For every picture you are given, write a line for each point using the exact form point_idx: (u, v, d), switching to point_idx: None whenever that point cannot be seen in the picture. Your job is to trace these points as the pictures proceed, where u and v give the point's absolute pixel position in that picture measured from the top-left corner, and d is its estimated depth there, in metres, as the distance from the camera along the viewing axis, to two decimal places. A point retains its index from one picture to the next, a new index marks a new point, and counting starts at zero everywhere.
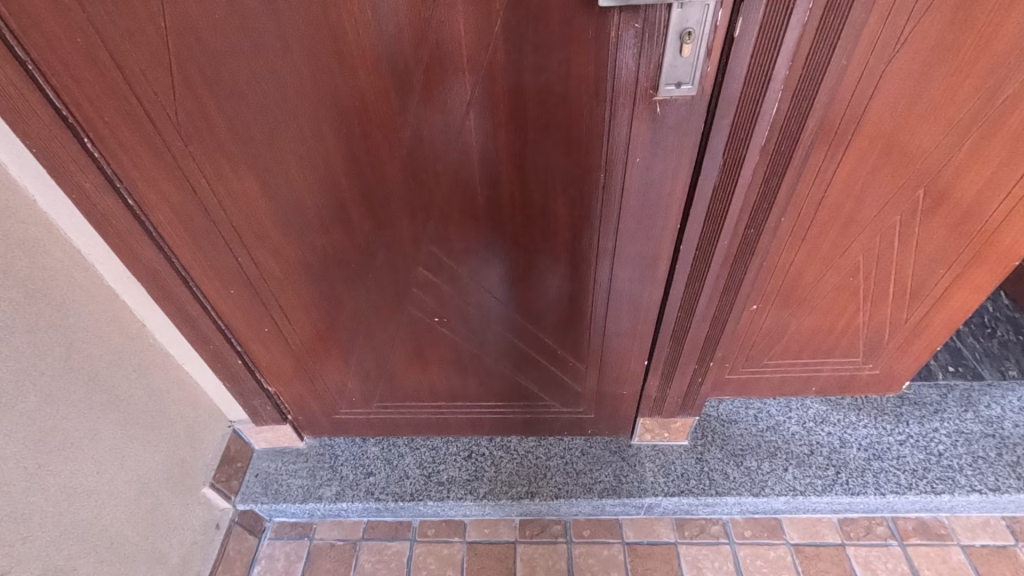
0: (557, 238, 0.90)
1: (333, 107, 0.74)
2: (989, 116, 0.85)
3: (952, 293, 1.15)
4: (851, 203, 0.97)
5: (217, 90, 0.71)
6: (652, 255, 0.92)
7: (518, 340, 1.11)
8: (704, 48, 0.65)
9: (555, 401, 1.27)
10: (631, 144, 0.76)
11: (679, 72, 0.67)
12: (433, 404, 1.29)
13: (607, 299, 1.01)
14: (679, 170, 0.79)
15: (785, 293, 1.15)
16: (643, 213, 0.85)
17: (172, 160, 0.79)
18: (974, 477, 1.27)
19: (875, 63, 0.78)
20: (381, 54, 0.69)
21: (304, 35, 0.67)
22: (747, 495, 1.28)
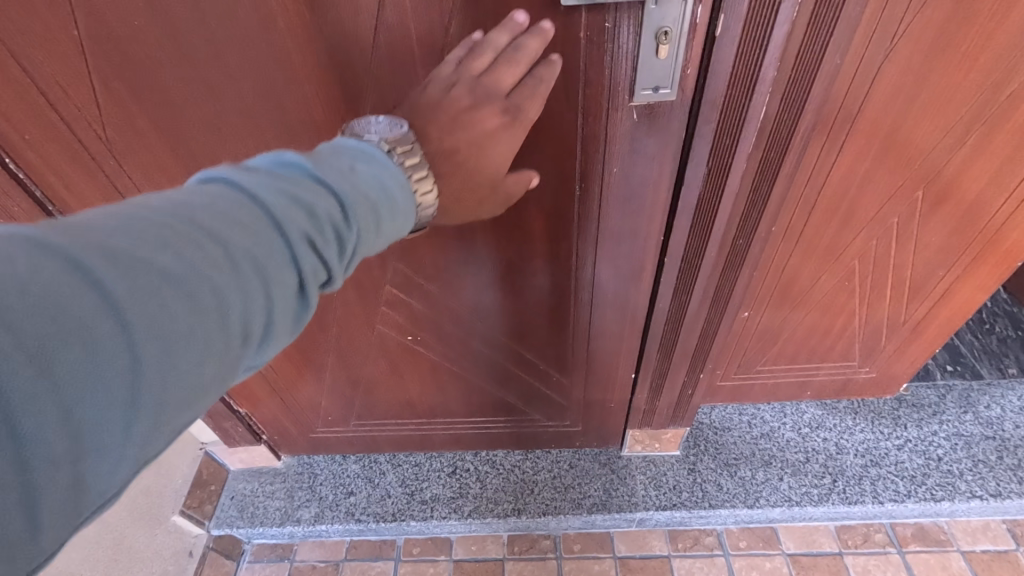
0: (534, 251, 0.84)
1: (278, 119, 0.67)
2: (995, 111, 0.79)
3: (952, 295, 1.10)
4: (845, 207, 0.92)
5: (147, 103, 0.65)
6: (636, 267, 0.86)
7: (499, 357, 1.06)
8: (683, 49, 0.59)
9: (540, 415, 1.21)
10: (608, 152, 0.70)
11: (657, 76, 0.61)
12: (413, 421, 1.24)
13: (590, 313, 0.95)
14: (660, 179, 0.73)
15: (777, 299, 1.09)
16: (624, 224, 0.79)
17: (107, 181, 0.71)
18: (974, 482, 1.24)
19: (870, 59, 0.72)
20: (328, 61, 0.62)
21: (240, 41, 0.60)
22: (742, 507, 1.24)
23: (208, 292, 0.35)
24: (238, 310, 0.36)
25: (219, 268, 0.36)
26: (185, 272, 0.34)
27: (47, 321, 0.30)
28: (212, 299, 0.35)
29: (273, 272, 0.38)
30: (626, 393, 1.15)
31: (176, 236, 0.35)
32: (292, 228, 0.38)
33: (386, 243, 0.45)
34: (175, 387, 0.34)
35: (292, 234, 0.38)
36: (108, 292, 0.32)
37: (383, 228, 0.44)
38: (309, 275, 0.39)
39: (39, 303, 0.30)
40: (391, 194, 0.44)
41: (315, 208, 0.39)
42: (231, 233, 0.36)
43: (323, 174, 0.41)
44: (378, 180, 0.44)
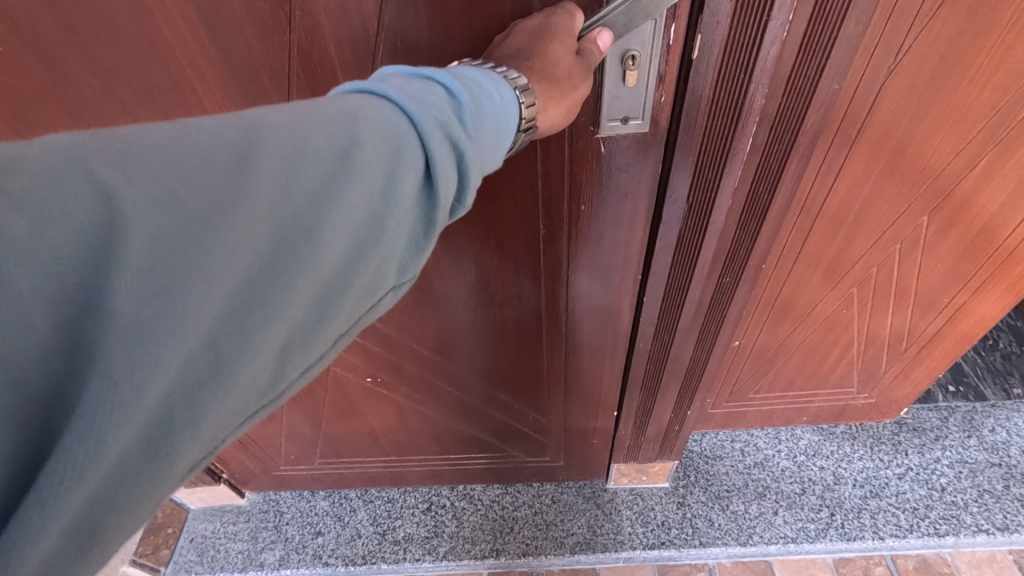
0: (498, 294, 0.77)
1: None
2: (1010, 129, 0.71)
3: (958, 320, 1.02)
4: (845, 232, 0.84)
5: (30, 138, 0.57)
6: (614, 306, 0.79)
7: (468, 397, 0.98)
8: (654, 75, 0.51)
9: (519, 452, 1.14)
10: (575, 188, 0.62)
11: (625, 106, 0.53)
12: (382, 458, 1.15)
13: (567, 355, 0.88)
14: (635, 218, 0.65)
15: (771, 325, 1.01)
16: (597, 263, 0.72)
17: None
18: (980, 515, 1.17)
19: (871, 78, 0.63)
20: (254, 92, 0.56)
21: (144, 73, 0.53)
22: (734, 545, 1.17)
23: (344, 184, 0.32)
24: (370, 190, 0.32)
25: (353, 153, 0.32)
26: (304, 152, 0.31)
27: (208, 200, 0.28)
28: (346, 183, 0.32)
29: (405, 159, 0.33)
30: (608, 429, 1.08)
31: (315, 122, 0.32)
32: (421, 112, 0.34)
33: (502, 150, 0.39)
34: (321, 281, 0.32)
35: (422, 118, 0.34)
36: (263, 174, 0.30)
37: (496, 119, 0.37)
38: (442, 166, 0.34)
39: (204, 180, 0.28)
40: (500, 93, 0.38)
41: (426, 93, 0.35)
42: (347, 114, 0.33)
43: (431, 71, 0.37)
44: (486, 79, 0.39)
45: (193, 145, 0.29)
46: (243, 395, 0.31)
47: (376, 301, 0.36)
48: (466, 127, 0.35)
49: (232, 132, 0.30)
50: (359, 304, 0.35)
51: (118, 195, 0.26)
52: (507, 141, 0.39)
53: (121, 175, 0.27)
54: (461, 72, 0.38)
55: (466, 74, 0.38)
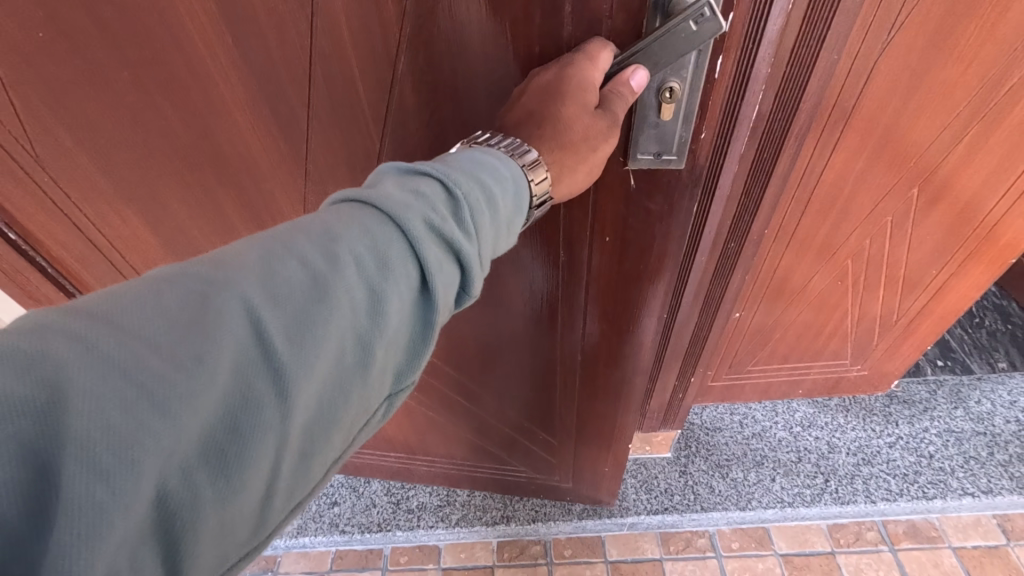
0: (509, 300, 0.79)
1: (210, 147, 0.67)
2: (995, 104, 0.76)
3: (945, 293, 1.08)
4: (843, 202, 0.88)
5: (71, 123, 0.62)
6: (636, 341, 0.81)
7: (480, 412, 1.06)
8: (689, 110, 0.52)
9: (524, 467, 1.19)
10: (596, 221, 0.65)
11: (659, 141, 0.55)
12: (395, 455, 1.25)
13: (580, 378, 0.92)
14: (664, 254, 0.67)
15: (768, 301, 1.07)
16: (615, 292, 0.74)
17: (43, 195, 0.69)
18: (966, 480, 1.24)
19: (867, 52, 0.68)
20: (269, 89, 0.62)
21: (167, 64, 0.58)
22: (733, 509, 1.23)
23: (333, 304, 0.33)
24: (361, 308, 0.34)
25: (343, 273, 0.34)
26: (295, 276, 0.33)
27: (181, 350, 0.28)
28: (335, 304, 0.33)
29: (397, 269, 0.35)
30: (621, 458, 1.09)
31: (302, 247, 0.34)
32: (409, 217, 0.36)
33: (520, 221, 0.45)
34: (315, 401, 0.33)
35: (411, 224, 0.36)
36: (247, 310, 0.31)
37: (491, 211, 0.40)
38: (434, 267, 0.36)
39: (184, 332, 0.29)
40: (505, 171, 0.42)
41: (423, 195, 0.37)
42: (338, 231, 0.35)
43: (424, 169, 0.40)
44: (488, 156, 0.44)
45: (167, 297, 0.30)
46: (224, 533, 0.31)
47: (373, 410, 0.38)
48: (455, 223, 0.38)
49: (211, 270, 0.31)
50: (354, 417, 0.36)
51: (74, 369, 0.26)
52: (503, 225, 0.41)
53: (83, 344, 0.26)
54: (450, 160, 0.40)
55: (456, 164, 0.40)
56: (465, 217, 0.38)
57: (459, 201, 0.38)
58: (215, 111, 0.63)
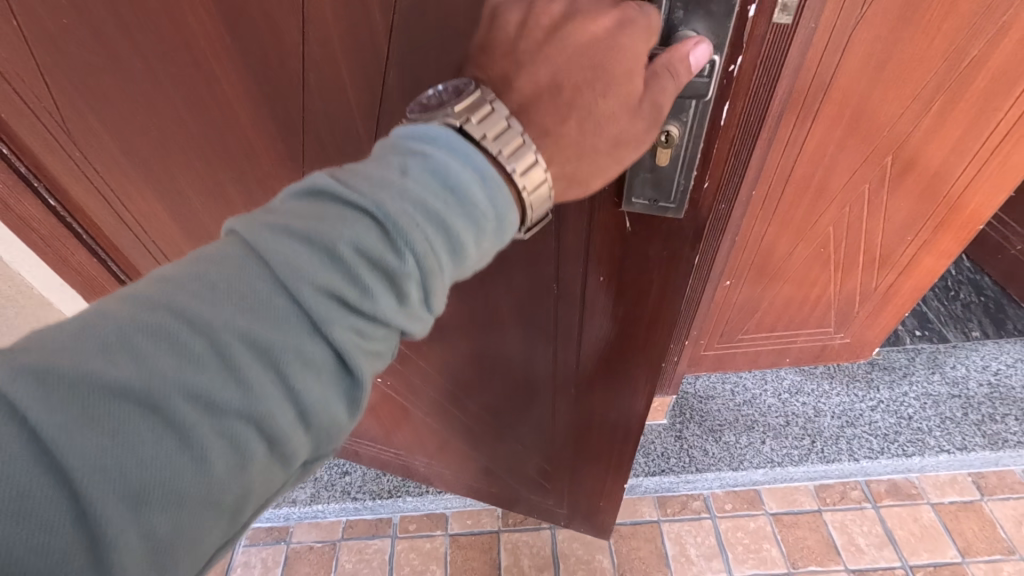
0: (504, 326, 0.75)
1: (218, 151, 0.65)
2: (956, 78, 0.83)
3: (918, 261, 1.15)
4: (821, 173, 0.96)
5: (96, 106, 0.63)
6: (633, 382, 0.77)
7: (471, 426, 1.03)
8: (690, 157, 0.46)
9: (523, 488, 1.18)
10: (590, 259, 0.60)
11: (659, 188, 0.49)
12: (392, 451, 1.25)
13: (573, 416, 0.89)
14: (664, 299, 0.63)
15: (752, 279, 1.16)
16: (610, 331, 0.69)
17: (78, 170, 0.72)
18: (942, 438, 1.32)
19: (842, 24, 0.76)
20: (270, 95, 0.56)
21: (173, 60, 0.55)
22: (727, 470, 1.30)
23: (191, 409, 0.29)
24: (237, 405, 0.30)
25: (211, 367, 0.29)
26: (146, 371, 0.28)
27: None
28: (199, 406, 0.29)
29: (294, 350, 0.31)
30: (614, 497, 1.06)
31: (166, 330, 0.29)
32: (309, 291, 0.31)
33: (494, 247, 0.38)
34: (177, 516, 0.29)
35: (309, 299, 0.31)
36: (73, 424, 0.26)
37: (440, 256, 0.34)
38: (345, 342, 0.32)
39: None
40: (476, 194, 0.35)
41: (339, 251, 0.32)
42: (217, 304, 0.30)
43: (359, 198, 0.33)
44: (460, 163, 0.35)
45: None
46: None
47: (281, 493, 0.35)
48: (379, 284, 0.33)
49: (55, 354, 0.27)
50: (251, 511, 0.33)
51: None
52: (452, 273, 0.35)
53: None
54: (389, 185, 0.33)
55: (397, 193, 0.33)
56: (388, 279, 0.33)
57: (385, 255, 0.33)
58: (219, 115, 0.60)
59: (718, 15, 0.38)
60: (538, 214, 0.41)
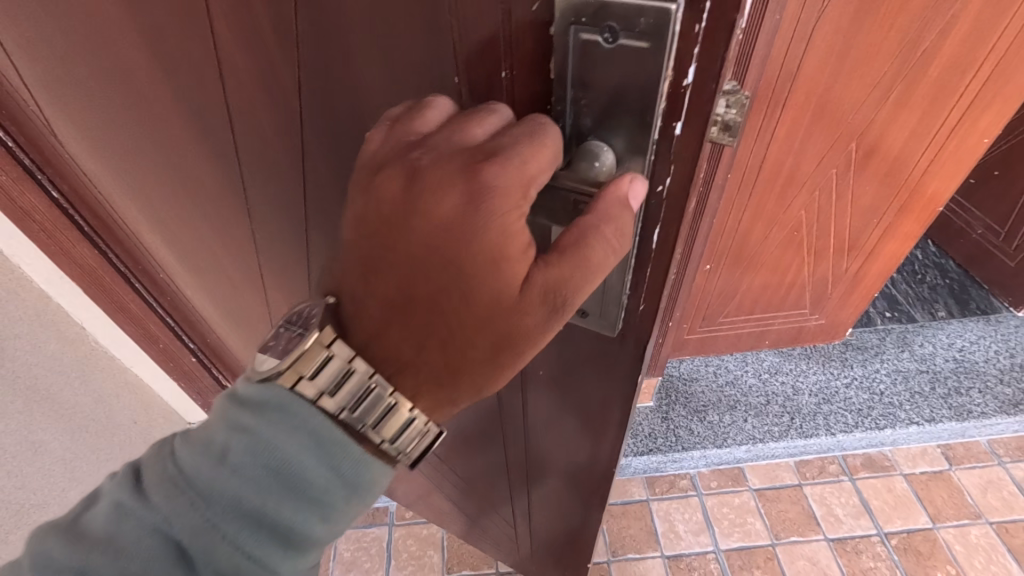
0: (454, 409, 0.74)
1: (185, 173, 0.63)
2: (911, 68, 0.90)
3: (884, 245, 1.23)
4: (791, 160, 1.02)
5: (76, 113, 0.62)
6: (584, 476, 0.75)
7: (437, 483, 1.01)
8: (619, 284, 0.43)
9: (488, 544, 1.17)
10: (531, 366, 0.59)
11: (592, 304, 0.46)
12: None
13: (528, 488, 0.87)
14: (605, 412, 0.61)
15: (730, 264, 1.22)
16: (553, 422, 0.68)
17: (74, 167, 0.72)
18: (911, 411, 1.40)
19: (806, 18, 0.81)
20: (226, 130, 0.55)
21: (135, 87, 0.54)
22: (711, 447, 1.36)
23: None
24: None
25: None
26: None
27: None
28: None
29: None
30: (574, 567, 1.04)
31: None
32: None
33: (328, 522, 0.41)
34: None
35: None
36: None
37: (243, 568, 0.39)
38: None
39: None
40: (296, 484, 0.40)
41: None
42: None
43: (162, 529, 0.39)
44: (272, 461, 0.39)
45: None
46: None
47: None
48: None
49: None
50: None
51: None
52: (273, 557, 0.40)
53: None
54: (194, 487, 0.40)
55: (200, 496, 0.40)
56: None
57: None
58: (183, 143, 0.58)
59: (632, 130, 0.34)
60: (406, 446, 0.42)
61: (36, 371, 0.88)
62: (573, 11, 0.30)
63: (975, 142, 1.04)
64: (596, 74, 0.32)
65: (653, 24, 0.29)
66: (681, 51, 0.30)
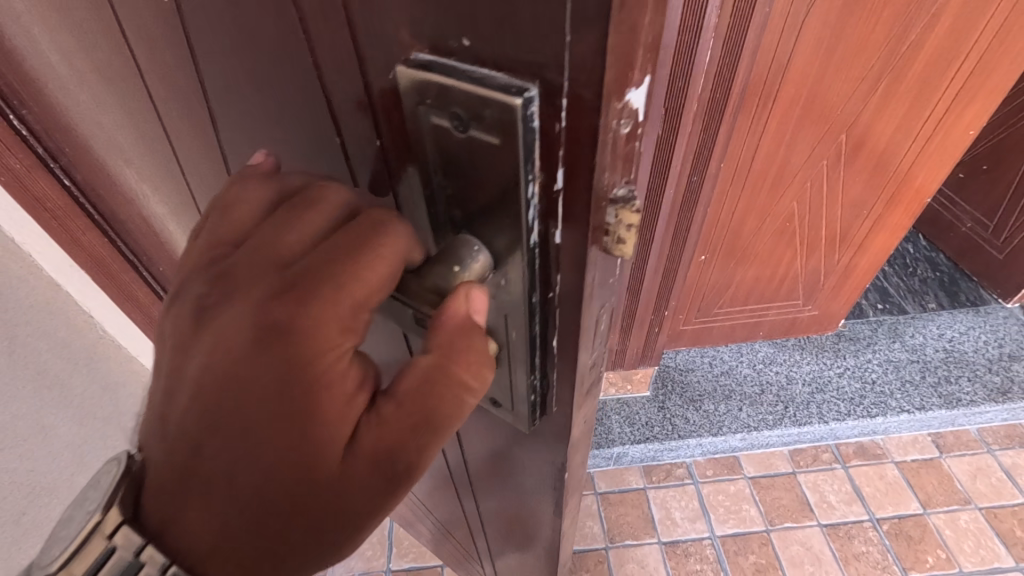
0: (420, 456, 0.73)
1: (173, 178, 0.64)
2: (898, 61, 0.93)
3: (873, 238, 1.26)
4: (782, 154, 1.05)
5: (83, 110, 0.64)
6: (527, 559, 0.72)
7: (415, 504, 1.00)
8: (517, 383, 0.40)
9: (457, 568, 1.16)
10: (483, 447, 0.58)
11: (501, 396, 0.43)
12: None
13: (485, 543, 0.85)
14: (538, 514, 0.58)
15: (725, 256, 1.24)
16: (497, 502, 0.66)
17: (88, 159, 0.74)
18: (902, 399, 1.43)
19: (795, 12, 0.83)
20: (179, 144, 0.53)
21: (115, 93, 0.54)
22: (707, 435, 1.39)
23: None
24: None
25: None
26: None
27: None
28: None
29: None
30: None
31: None
32: None
33: None
34: None
35: None
36: None
37: None
38: None
39: None
40: None
41: None
42: None
43: None
44: None
45: None
46: None
47: None
48: None
49: None
50: None
51: None
52: None
53: None
54: None
55: None
56: None
57: None
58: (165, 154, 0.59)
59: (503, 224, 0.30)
60: None
61: (46, 358, 0.90)
62: (421, 88, 0.28)
63: (961, 134, 1.07)
64: (456, 160, 0.30)
65: (499, 117, 0.26)
66: (545, 146, 0.27)
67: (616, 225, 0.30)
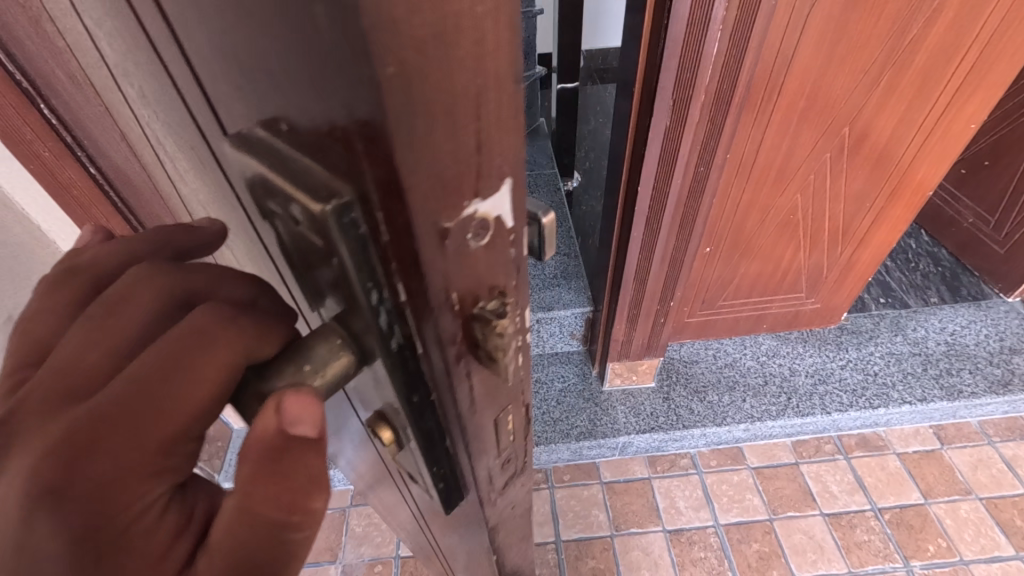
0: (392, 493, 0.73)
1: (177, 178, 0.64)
2: (900, 54, 0.95)
3: (875, 232, 1.28)
4: (786, 147, 1.07)
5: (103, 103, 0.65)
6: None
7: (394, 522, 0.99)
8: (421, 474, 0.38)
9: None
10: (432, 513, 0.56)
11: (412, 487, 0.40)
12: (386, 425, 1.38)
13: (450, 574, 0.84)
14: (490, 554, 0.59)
15: (729, 249, 1.26)
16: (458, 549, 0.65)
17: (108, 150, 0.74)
18: (904, 391, 1.45)
19: (800, 7, 0.85)
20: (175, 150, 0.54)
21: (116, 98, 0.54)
22: (711, 425, 1.41)
23: None
24: None
25: None
26: None
27: None
28: None
29: None
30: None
31: None
32: None
33: None
34: None
35: None
36: None
37: None
38: None
39: None
40: None
41: None
42: None
43: None
44: None
45: None
46: None
47: None
48: None
49: None
50: None
51: None
52: None
53: None
54: None
55: None
56: None
57: None
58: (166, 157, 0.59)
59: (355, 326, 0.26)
60: None
61: None
62: (251, 170, 0.25)
63: (963, 128, 1.09)
64: (297, 249, 0.26)
65: (311, 218, 0.22)
66: (389, 251, 0.23)
67: (485, 339, 0.31)
